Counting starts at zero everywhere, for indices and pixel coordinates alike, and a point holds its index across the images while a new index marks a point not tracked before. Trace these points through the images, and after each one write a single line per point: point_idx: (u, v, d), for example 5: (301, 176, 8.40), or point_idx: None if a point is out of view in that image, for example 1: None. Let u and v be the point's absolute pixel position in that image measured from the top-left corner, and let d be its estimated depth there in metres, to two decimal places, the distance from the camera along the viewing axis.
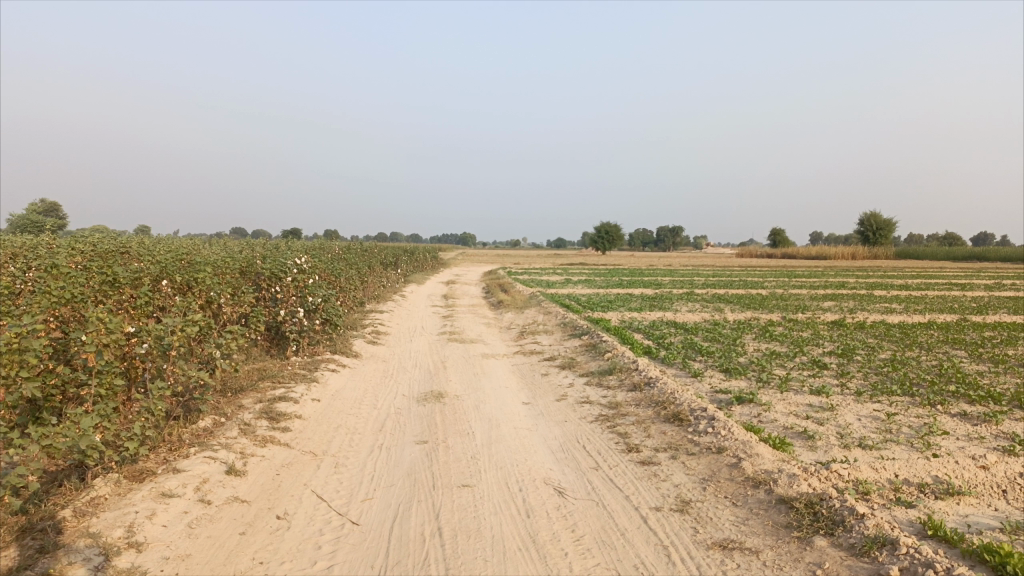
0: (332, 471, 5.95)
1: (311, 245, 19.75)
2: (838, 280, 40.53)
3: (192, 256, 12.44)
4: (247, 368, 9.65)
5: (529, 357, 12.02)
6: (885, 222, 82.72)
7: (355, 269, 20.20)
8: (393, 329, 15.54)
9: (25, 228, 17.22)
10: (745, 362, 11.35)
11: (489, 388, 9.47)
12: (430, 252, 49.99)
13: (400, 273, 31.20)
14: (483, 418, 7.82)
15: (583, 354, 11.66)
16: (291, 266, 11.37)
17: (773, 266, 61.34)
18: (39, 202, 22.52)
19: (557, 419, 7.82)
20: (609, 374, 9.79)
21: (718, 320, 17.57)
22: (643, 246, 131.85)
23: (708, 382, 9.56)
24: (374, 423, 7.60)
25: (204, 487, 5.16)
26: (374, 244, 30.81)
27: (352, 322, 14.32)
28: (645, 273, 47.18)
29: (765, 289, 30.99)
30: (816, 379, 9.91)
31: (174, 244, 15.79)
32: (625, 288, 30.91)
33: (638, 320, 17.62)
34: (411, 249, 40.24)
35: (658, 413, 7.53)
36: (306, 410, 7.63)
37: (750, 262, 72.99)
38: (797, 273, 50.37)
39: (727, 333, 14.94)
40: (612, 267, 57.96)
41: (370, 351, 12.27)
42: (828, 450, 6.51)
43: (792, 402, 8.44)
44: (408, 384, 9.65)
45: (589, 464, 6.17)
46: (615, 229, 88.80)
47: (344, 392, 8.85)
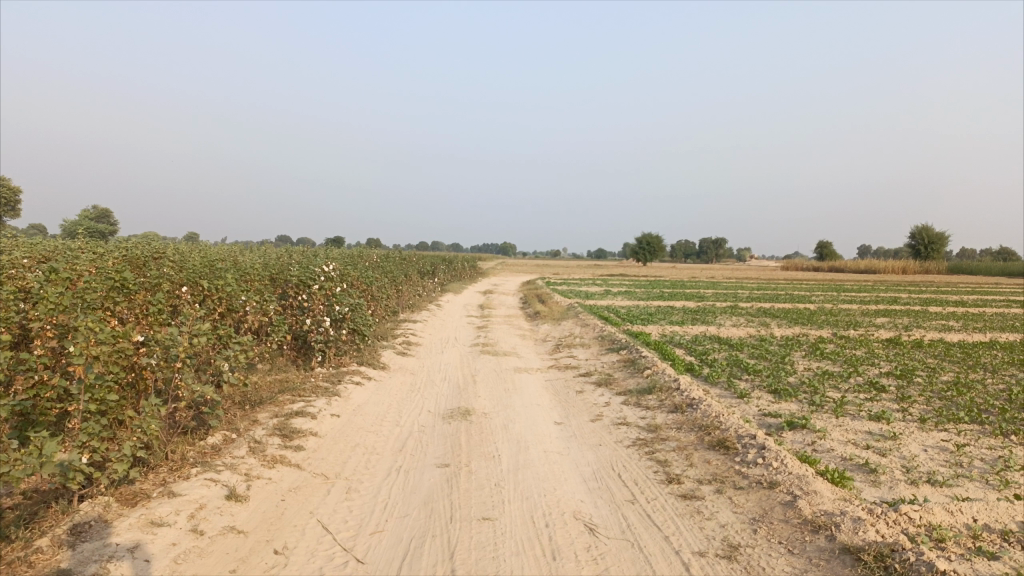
0: (342, 497, 5.47)
1: (346, 253, 19.49)
2: (889, 294, 39.00)
3: (226, 262, 12.26)
4: (269, 381, 9.28)
5: (565, 372, 11.44)
6: (938, 236, 80.04)
7: (390, 278, 19.88)
8: (426, 340, 15.11)
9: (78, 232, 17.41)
10: (795, 382, 10.62)
11: (521, 406, 8.93)
12: (470, 262, 49.68)
13: (438, 283, 30.91)
14: (512, 440, 7.28)
15: (621, 370, 11.05)
16: (319, 273, 10.98)
17: (819, 280, 59.62)
18: (92, 210, 22.89)
19: (591, 442, 7.24)
20: (648, 393, 9.17)
21: (764, 336, 16.76)
22: (685, 258, 130.00)
23: (755, 404, 8.89)
24: (395, 442, 7.12)
25: (198, 515, 4.72)
26: (412, 253, 30.57)
27: (383, 333, 13.93)
28: (687, 285, 46.16)
29: (813, 303, 29.88)
30: (874, 404, 9.15)
31: (209, 250, 15.64)
32: (667, 301, 30.07)
33: (681, 334, 16.91)
34: (450, 257, 39.94)
35: (702, 439, 6.91)
36: (323, 427, 7.19)
37: (795, 275, 71.31)
38: (845, 286, 48.75)
39: (775, 351, 14.17)
40: (653, 280, 57.01)
41: (399, 363, 11.85)
42: (893, 487, 5.82)
43: (849, 428, 7.74)
44: (435, 400, 9.16)
45: (624, 496, 5.58)
46: (657, 240, 87.60)
47: (367, 407, 8.40)
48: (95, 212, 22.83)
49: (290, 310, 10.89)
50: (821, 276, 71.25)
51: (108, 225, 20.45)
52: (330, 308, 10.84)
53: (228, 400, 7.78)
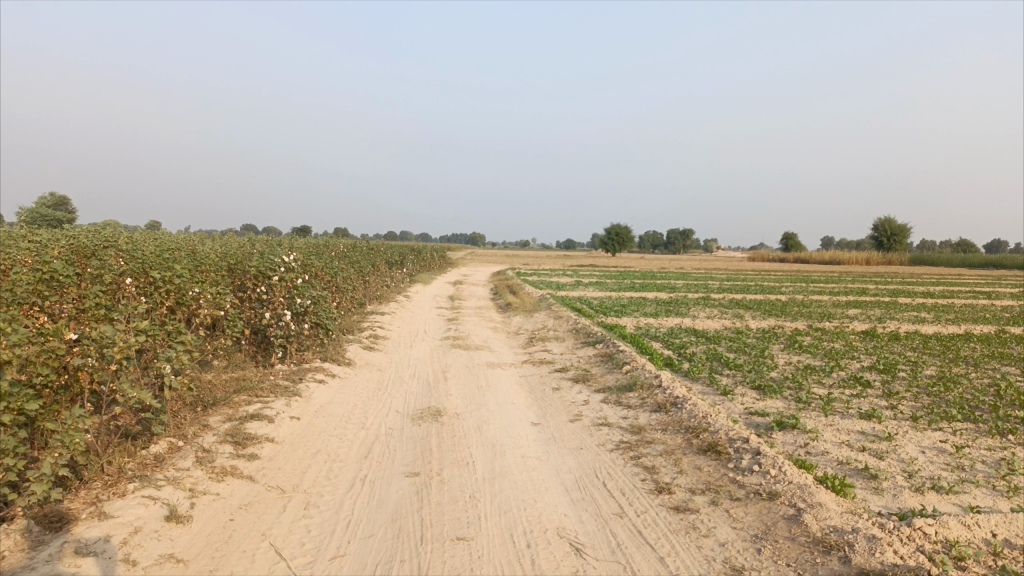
0: (299, 514, 4.90)
1: (310, 242, 18.73)
2: (857, 285, 39.18)
3: (181, 251, 11.55)
4: (223, 379, 8.63)
5: (539, 368, 10.95)
6: (901, 228, 81.07)
7: (356, 268, 19.19)
8: (393, 333, 14.49)
9: (35, 221, 16.53)
10: (778, 377, 10.24)
11: (495, 405, 8.41)
12: (438, 252, 48.97)
13: (406, 273, 30.22)
14: (486, 444, 6.76)
15: (598, 366, 10.60)
16: (280, 262, 10.27)
17: (787, 271, 60.02)
18: (49, 197, 21.91)
19: (572, 445, 6.75)
20: (629, 391, 8.70)
21: (740, 328, 16.43)
22: (653, 249, 130.42)
23: (740, 402, 8.48)
24: (359, 448, 6.56)
25: (132, 540, 4.13)
26: (380, 242, 29.81)
27: (348, 326, 13.29)
28: (657, 276, 46.00)
29: (783, 294, 29.78)
30: (862, 401, 8.80)
31: (164, 238, 14.84)
32: (638, 292, 29.72)
33: (656, 326, 16.55)
34: (418, 246, 39.19)
35: (690, 442, 6.46)
36: (280, 432, 6.59)
37: (763, 266, 71.75)
38: (812, 277, 49.05)
39: (753, 344, 13.84)
40: (622, 270, 56.85)
41: (365, 357, 11.25)
42: (898, 496, 5.43)
43: (841, 429, 7.36)
44: (403, 399, 8.59)
45: (612, 508, 5.10)
46: (626, 230, 87.53)
47: (330, 408, 7.80)
48: (49, 200, 21.77)
49: (248, 301, 10.25)
50: (788, 267, 71.78)
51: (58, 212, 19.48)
52: (291, 300, 10.21)
53: (177, 402, 7.15)
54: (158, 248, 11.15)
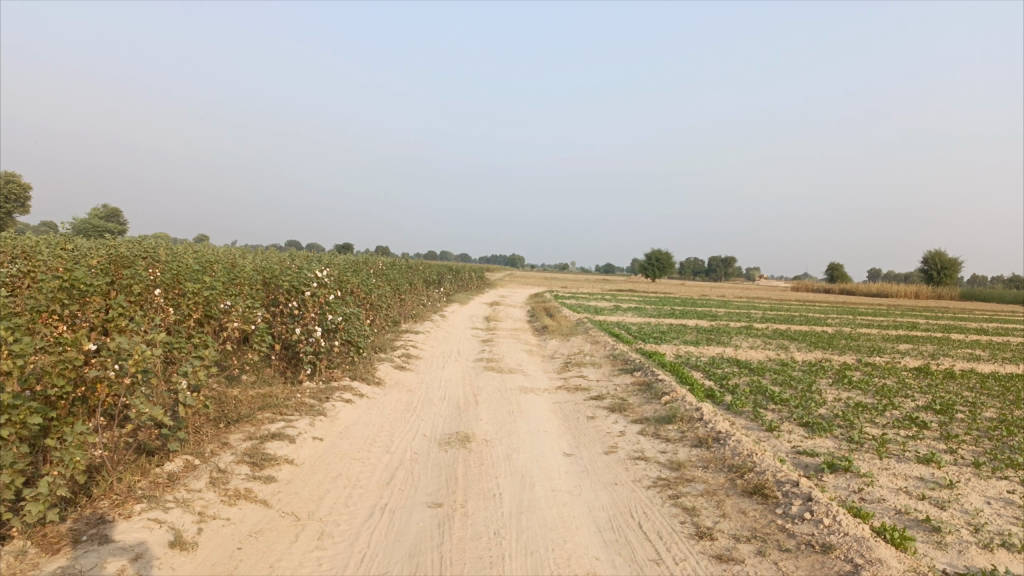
0: (312, 545, 4.59)
1: (347, 259, 18.65)
2: (905, 319, 37.93)
3: (217, 263, 11.47)
4: (249, 395, 8.43)
5: (574, 394, 10.56)
6: (951, 261, 78.72)
7: (392, 286, 19.05)
8: (426, 353, 14.23)
9: (85, 233, 16.82)
10: (826, 414, 9.70)
11: (526, 432, 8.05)
12: (477, 272, 48.81)
13: (443, 292, 30.08)
14: (515, 474, 6.40)
15: (636, 394, 10.18)
16: (313, 278, 10.11)
17: (832, 302, 58.56)
18: (101, 208, 22.33)
19: (606, 480, 6.36)
20: (668, 423, 8.28)
21: (784, 360, 15.82)
22: (694, 276, 128.87)
23: (787, 440, 7.99)
24: (382, 474, 6.25)
25: (132, 568, 3.87)
26: (418, 260, 29.72)
27: (380, 344, 13.07)
28: (696, 303, 45.21)
29: (828, 326, 28.86)
30: (919, 444, 8.24)
31: (203, 250, 14.85)
32: (677, 318, 29.10)
33: (696, 355, 16.03)
34: (456, 266, 39.10)
35: (733, 482, 6.03)
36: (301, 453, 6.31)
37: (806, 297, 70.24)
38: (858, 309, 47.70)
39: (799, 377, 13.26)
40: (661, 296, 56.06)
41: (396, 377, 11.00)
42: (965, 553, 4.93)
43: (897, 474, 6.85)
44: (431, 422, 8.28)
45: (647, 553, 4.70)
46: (666, 256, 86.57)
47: (355, 430, 7.53)
48: (103, 211, 22.19)
49: (279, 316, 10.10)
50: (832, 298, 70.13)
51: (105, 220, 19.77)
52: (323, 317, 10.01)
53: (199, 418, 6.94)
54: (195, 259, 11.10)
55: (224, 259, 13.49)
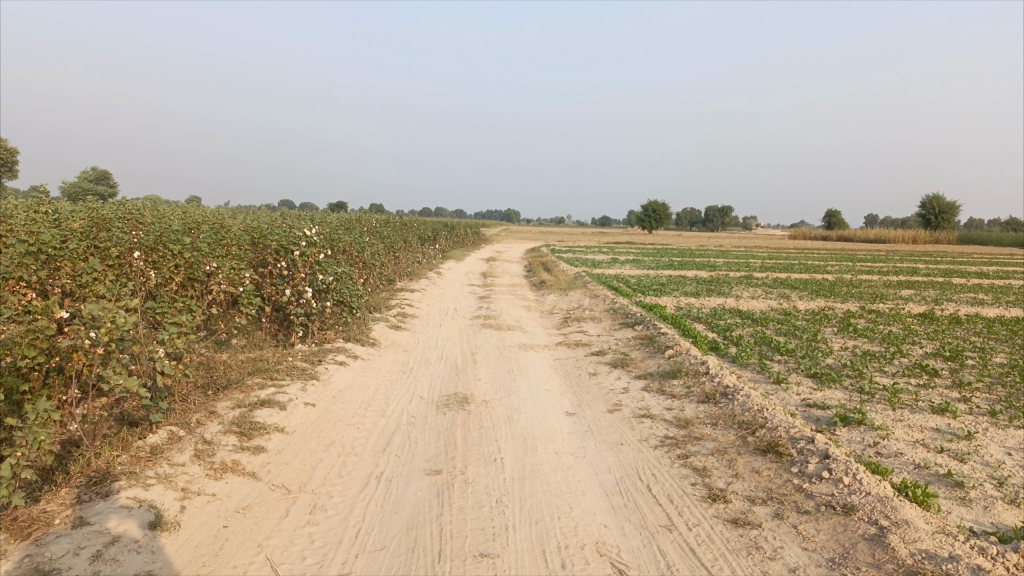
0: (303, 520, 4.32)
1: (339, 217, 18.25)
2: (905, 265, 37.67)
3: (204, 223, 11.10)
4: (239, 360, 8.14)
5: (575, 350, 10.30)
6: (949, 205, 78.23)
7: (387, 244, 18.68)
8: (422, 311, 13.93)
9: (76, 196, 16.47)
10: (834, 365, 9.46)
11: (527, 392, 7.79)
12: (473, 228, 48.33)
13: (438, 249, 29.71)
14: (516, 437, 6.14)
15: (638, 349, 9.91)
16: (302, 237, 9.74)
17: (829, 249, 58.31)
18: (91, 171, 21.84)
19: (611, 440, 6.09)
20: (673, 379, 8.01)
21: (786, 310, 15.57)
22: (690, 226, 128.28)
23: (796, 393, 7.74)
24: (377, 439, 5.98)
25: (107, 552, 3.60)
26: (412, 216, 29.27)
27: (375, 304, 12.76)
28: (694, 253, 44.88)
29: (828, 274, 28.58)
30: (932, 393, 7.99)
31: (190, 211, 14.45)
32: (676, 270, 28.79)
33: (697, 307, 15.77)
34: (451, 224, 38.69)
35: (745, 439, 5.77)
36: (292, 421, 6.03)
37: (804, 245, 69.90)
38: (857, 255, 47.45)
39: (803, 326, 13.01)
40: (659, 247, 55.72)
41: (391, 337, 10.71)
42: (992, 509, 4.69)
43: (912, 426, 6.60)
44: (428, 384, 8.01)
45: (659, 518, 4.45)
46: (662, 207, 85.93)
47: (350, 394, 7.25)
48: (92, 173, 21.69)
49: (267, 278, 9.76)
50: (831, 245, 69.80)
51: (91, 183, 19.30)
52: (313, 277, 9.67)
53: (186, 387, 6.64)
54: (181, 220, 10.73)
55: (211, 220, 13.11)
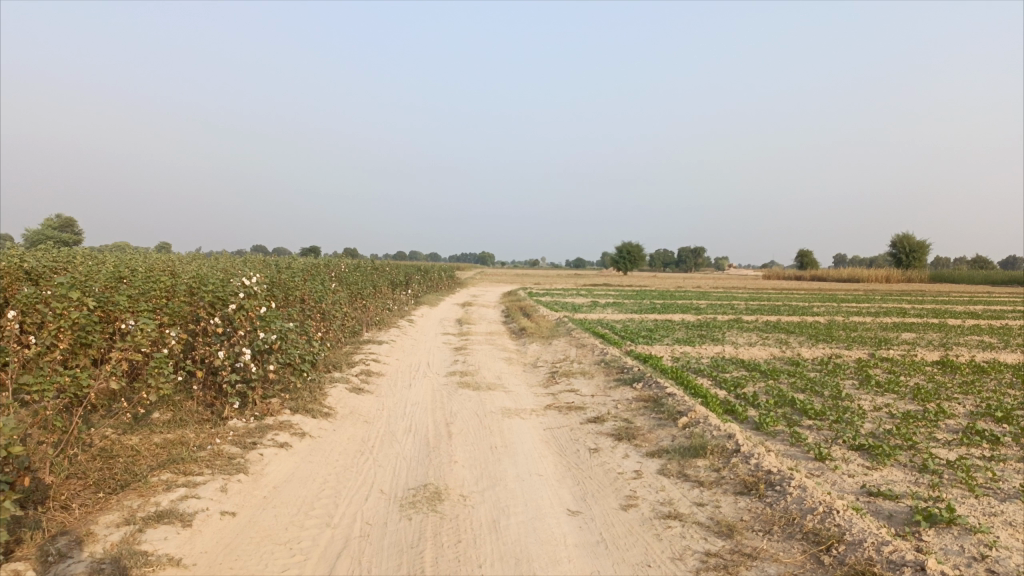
0: None
1: (301, 262, 16.64)
2: (889, 305, 36.68)
3: (134, 270, 9.51)
4: (152, 446, 6.46)
5: (568, 417, 8.73)
6: (920, 244, 78.31)
7: (353, 292, 17.07)
8: (389, 368, 12.27)
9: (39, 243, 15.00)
10: (875, 431, 8.00)
11: (515, 479, 6.18)
12: (447, 271, 46.92)
13: (411, 294, 28.14)
14: (506, 558, 4.52)
15: (644, 415, 8.38)
16: (239, 289, 8.11)
17: (806, 290, 57.64)
18: (55, 217, 20.30)
19: (635, 559, 4.51)
20: (695, 458, 6.48)
21: (792, 359, 14.13)
22: (665, 267, 128.05)
23: (851, 477, 6.24)
24: (314, 567, 4.34)
25: None
26: (383, 261, 27.70)
27: (334, 362, 11.09)
28: (673, 295, 43.75)
29: (817, 316, 27.33)
30: (1009, 470, 6.56)
31: (131, 257, 12.78)
32: (660, 313, 27.46)
33: (695, 356, 14.34)
34: (424, 267, 37.26)
35: (820, 562, 4.26)
36: (197, 547, 4.39)
37: (780, 284, 69.41)
38: (837, 296, 46.56)
39: (820, 380, 11.59)
40: (634, 290, 54.65)
41: (351, 402, 9.07)
42: None
43: (1016, 524, 5.14)
44: (391, 470, 6.37)
45: None
46: (637, 247, 85.19)
47: (286, 492, 5.59)
48: (55, 221, 20.07)
49: (199, 335, 8.17)
50: (808, 284, 69.24)
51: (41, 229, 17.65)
52: (253, 334, 8.04)
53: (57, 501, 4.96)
54: (106, 264, 9.18)
55: (152, 265, 11.50)
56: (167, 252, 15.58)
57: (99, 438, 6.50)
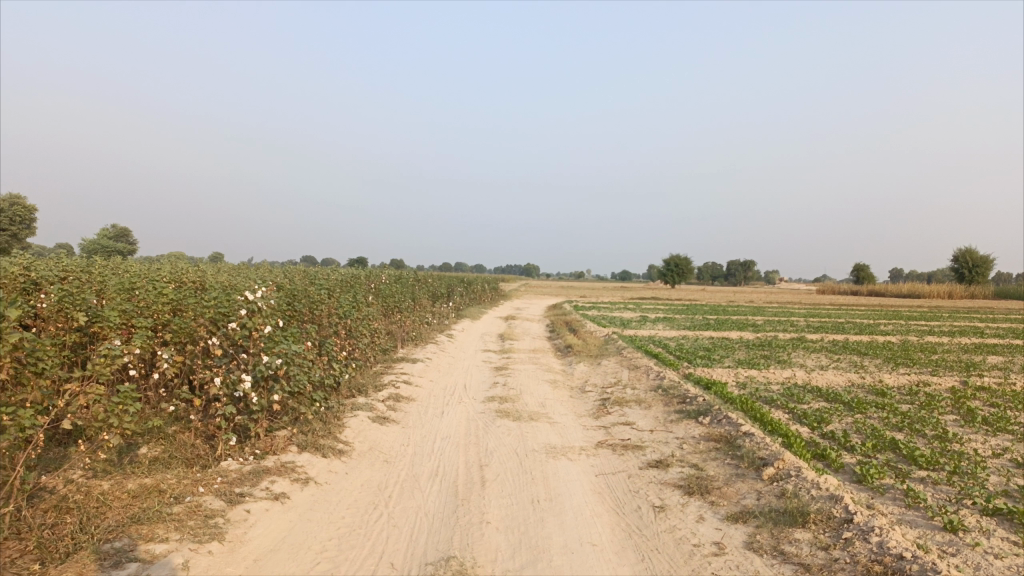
0: None
1: (337, 272, 15.67)
2: (962, 324, 34.18)
3: (135, 278, 8.52)
4: (121, 496, 5.33)
5: (624, 459, 7.38)
6: (985, 259, 74.49)
7: (389, 306, 15.99)
8: (421, 391, 11.10)
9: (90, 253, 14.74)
10: (1009, 489, 6.47)
11: (562, 553, 4.86)
12: (491, 283, 45.86)
13: (453, 307, 27.09)
14: None
15: (718, 460, 6.99)
16: (240, 305, 6.95)
17: (865, 306, 55.00)
18: (111, 227, 20.07)
19: None
20: (793, 530, 5.08)
21: (874, 387, 12.50)
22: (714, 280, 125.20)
23: (1003, 563, 4.77)
24: None
25: None
26: (425, 271, 26.70)
27: (359, 385, 9.93)
28: (725, 310, 41.86)
29: (886, 335, 25.29)
30: None
31: (151, 266, 11.91)
32: (715, 330, 25.88)
33: (762, 382, 12.85)
34: (467, 279, 36.26)
35: None
36: None
37: (836, 300, 66.62)
38: (899, 313, 44.07)
39: (914, 414, 10.01)
40: (684, 304, 52.82)
41: (373, 435, 7.89)
42: None
43: None
44: (406, 535, 5.12)
45: None
46: (686, 261, 83.02)
47: (269, 569, 4.36)
48: (109, 231, 19.81)
49: (196, 359, 7.11)
50: (867, 300, 66.20)
51: (96, 240, 17.36)
52: (256, 358, 6.90)
53: None
54: (111, 275, 8.28)
55: (169, 272, 10.56)
56: (195, 261, 14.74)
57: (62, 483, 5.39)
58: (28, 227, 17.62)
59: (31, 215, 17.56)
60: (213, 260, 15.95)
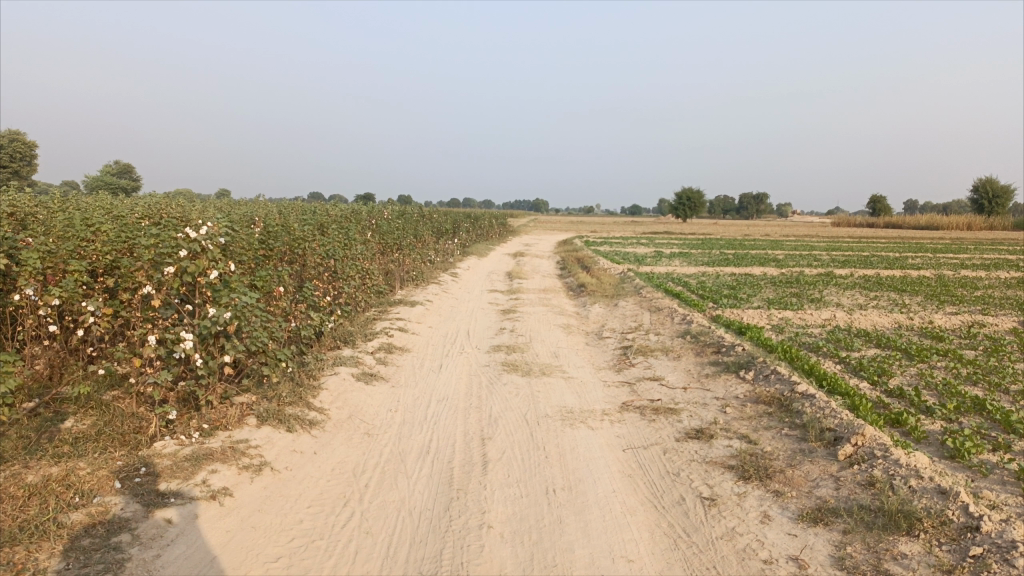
0: None
1: (332, 207, 14.26)
2: (991, 257, 32.50)
3: (77, 209, 7.18)
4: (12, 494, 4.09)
5: (656, 428, 6.09)
6: (1005, 188, 72.06)
7: (389, 243, 14.62)
8: (418, 339, 9.82)
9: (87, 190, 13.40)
10: None
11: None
12: (498, 218, 44.23)
13: (460, 244, 25.69)
14: None
15: (773, 432, 5.68)
16: (180, 246, 5.57)
17: (883, 239, 53.19)
18: (115, 162, 18.70)
19: None
20: (896, 542, 3.79)
21: (927, 329, 11.11)
22: (725, 214, 122.89)
23: None
24: None
25: None
26: (432, 207, 25.20)
27: (345, 334, 8.64)
28: (739, 244, 40.27)
29: (918, 270, 23.76)
30: None
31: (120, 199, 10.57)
32: (735, 265, 24.41)
33: (800, 325, 11.49)
34: (474, 214, 34.74)
35: None
36: None
37: (852, 233, 64.75)
38: (920, 246, 42.32)
39: (985, 364, 8.64)
40: (696, 239, 51.12)
41: (355, 398, 6.61)
42: None
43: None
44: (381, 549, 3.86)
45: None
46: (698, 193, 80.94)
47: None
48: (113, 167, 18.49)
49: (135, 310, 5.84)
50: (885, 232, 64.27)
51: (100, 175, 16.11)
52: (203, 311, 5.61)
53: None
54: (47, 205, 6.97)
55: (135, 202, 9.21)
56: (181, 196, 13.35)
57: None
58: (31, 163, 16.23)
59: (31, 151, 16.11)
60: (205, 196, 14.56)
